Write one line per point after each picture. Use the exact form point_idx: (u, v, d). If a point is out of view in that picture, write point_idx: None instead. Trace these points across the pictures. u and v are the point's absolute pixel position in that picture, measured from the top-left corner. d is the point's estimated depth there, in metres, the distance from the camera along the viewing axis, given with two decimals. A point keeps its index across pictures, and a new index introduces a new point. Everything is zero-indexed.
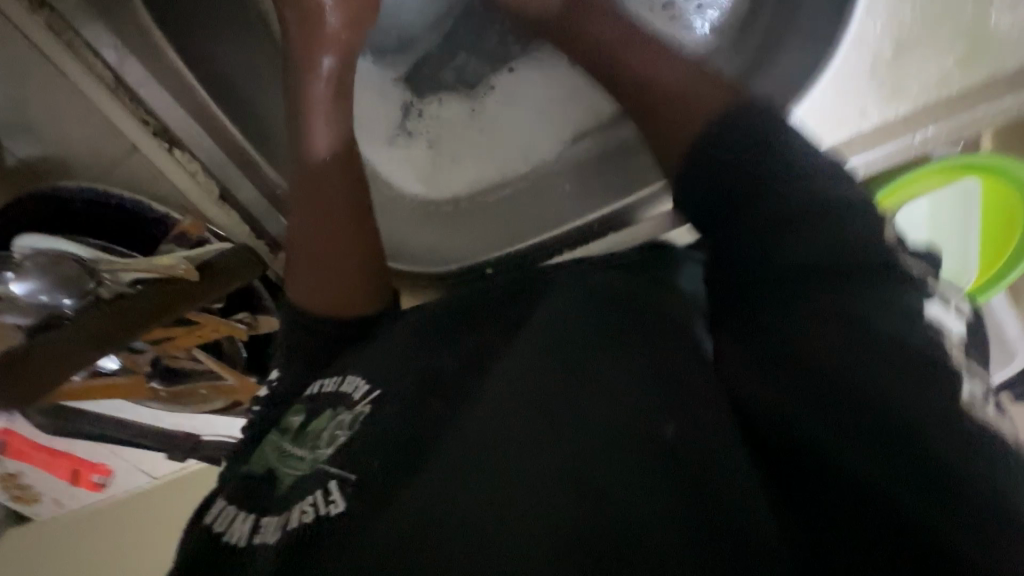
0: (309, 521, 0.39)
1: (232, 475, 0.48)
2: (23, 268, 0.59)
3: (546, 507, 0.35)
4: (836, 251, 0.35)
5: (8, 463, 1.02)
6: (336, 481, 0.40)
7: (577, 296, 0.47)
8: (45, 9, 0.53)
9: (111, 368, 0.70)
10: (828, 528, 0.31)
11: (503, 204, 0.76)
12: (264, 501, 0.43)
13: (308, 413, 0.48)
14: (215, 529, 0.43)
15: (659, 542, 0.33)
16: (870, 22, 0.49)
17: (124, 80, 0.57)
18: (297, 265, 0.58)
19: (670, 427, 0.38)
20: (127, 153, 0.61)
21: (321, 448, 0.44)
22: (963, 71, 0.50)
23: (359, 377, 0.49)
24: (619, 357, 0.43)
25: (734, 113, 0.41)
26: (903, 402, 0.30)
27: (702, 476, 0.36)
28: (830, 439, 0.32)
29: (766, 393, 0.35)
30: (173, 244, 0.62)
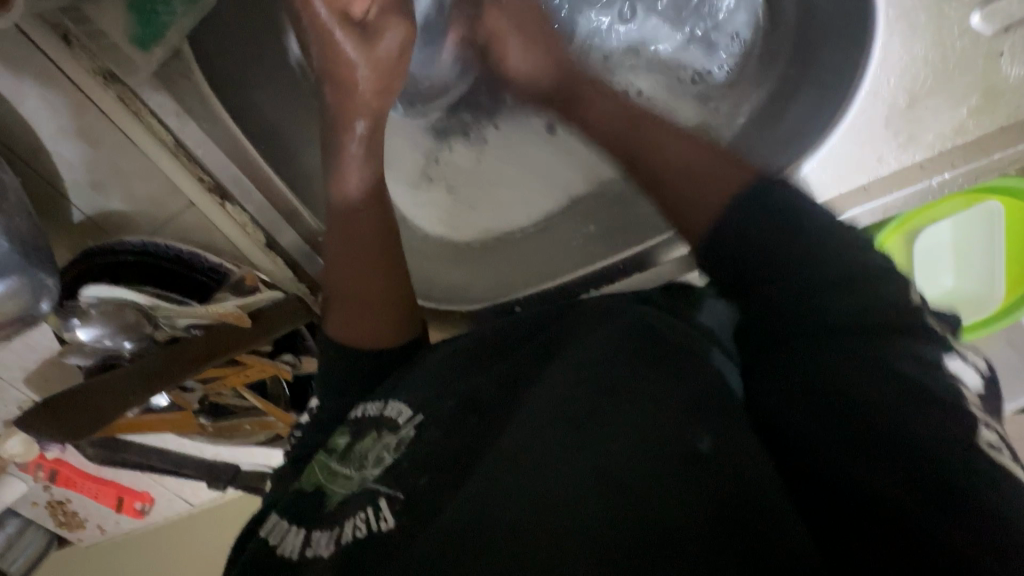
0: (360, 536, 0.43)
1: (283, 493, 0.52)
2: (89, 315, 0.64)
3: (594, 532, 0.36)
4: (858, 289, 0.38)
5: (56, 491, 1.07)
6: (386, 499, 0.44)
7: (612, 331, 0.48)
8: (116, 82, 0.58)
9: (162, 404, 0.75)
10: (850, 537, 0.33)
11: (525, 241, 0.80)
12: (315, 516, 0.47)
13: (354, 436, 0.53)
14: (270, 541, 0.47)
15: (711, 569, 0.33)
16: (885, 76, 0.51)
17: (183, 142, 0.61)
18: (335, 304, 0.62)
19: (705, 435, 0.39)
20: (184, 208, 0.66)
21: (369, 469, 0.49)
22: (978, 118, 0.52)
23: (402, 403, 0.53)
24: (645, 382, 0.44)
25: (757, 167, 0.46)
26: (916, 424, 0.33)
27: (730, 474, 0.37)
28: (843, 453, 0.35)
29: (791, 418, 0.38)
30: (225, 291, 0.66)
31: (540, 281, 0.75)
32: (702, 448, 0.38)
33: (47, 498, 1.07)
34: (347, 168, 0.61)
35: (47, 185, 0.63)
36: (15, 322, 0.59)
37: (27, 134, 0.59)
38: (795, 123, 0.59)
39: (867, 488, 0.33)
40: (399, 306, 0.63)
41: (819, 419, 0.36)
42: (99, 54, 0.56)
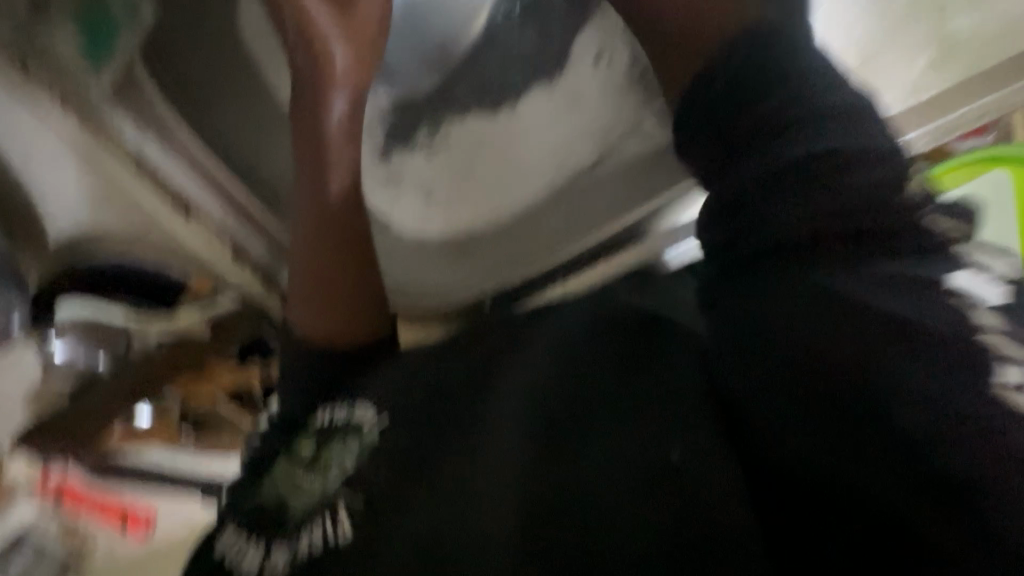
0: (322, 548, 0.43)
1: (244, 498, 0.50)
2: (62, 333, 0.65)
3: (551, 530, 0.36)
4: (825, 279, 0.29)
5: (66, 512, 1.10)
6: (346, 511, 0.44)
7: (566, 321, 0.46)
8: (71, 104, 0.58)
9: (147, 417, 0.78)
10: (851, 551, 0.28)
11: (500, 240, 0.78)
12: (276, 527, 0.47)
13: (317, 441, 0.49)
14: (234, 551, 0.47)
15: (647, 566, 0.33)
16: (830, 37, 0.49)
17: (143, 159, 0.62)
18: (300, 298, 0.56)
19: (675, 447, 0.35)
20: (151, 223, 0.67)
21: (329, 479, 0.46)
22: (947, 67, 0.48)
23: (369, 406, 0.48)
24: (604, 356, 0.42)
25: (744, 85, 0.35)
26: (931, 387, 0.26)
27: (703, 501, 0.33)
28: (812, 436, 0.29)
29: (767, 408, 0.31)
30: (188, 302, 0.69)
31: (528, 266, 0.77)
32: (675, 461, 0.35)
33: (57, 518, 1.10)
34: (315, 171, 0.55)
35: (23, 210, 0.66)
36: None
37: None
38: None
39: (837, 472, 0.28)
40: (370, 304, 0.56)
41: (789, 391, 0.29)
42: (52, 77, 0.57)
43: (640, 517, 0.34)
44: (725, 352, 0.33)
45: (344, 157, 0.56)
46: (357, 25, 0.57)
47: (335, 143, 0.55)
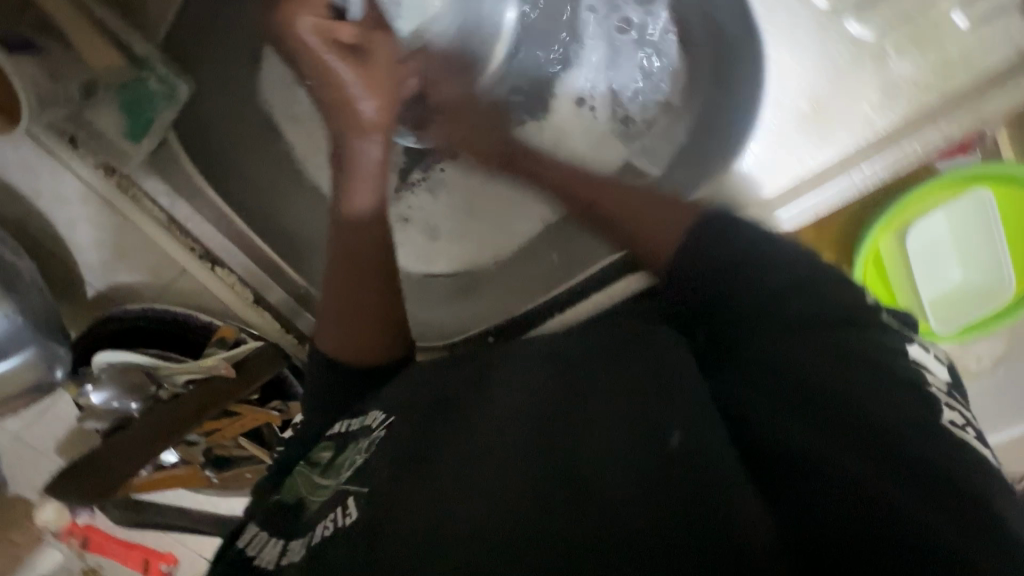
0: (328, 533, 0.42)
1: (265, 505, 0.54)
2: (100, 378, 0.71)
3: (531, 518, 0.37)
4: (833, 366, 0.41)
5: (90, 558, 1.12)
6: (353, 497, 0.44)
7: (563, 339, 0.54)
8: (115, 173, 0.66)
9: (172, 460, 0.81)
10: (851, 536, 0.34)
11: (500, 278, 0.84)
12: (293, 526, 0.48)
13: (334, 450, 0.53)
14: (250, 553, 0.47)
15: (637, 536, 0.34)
16: (784, 85, 0.56)
17: (176, 218, 0.68)
18: (327, 319, 0.61)
19: (676, 429, 0.39)
20: (181, 274, 0.74)
21: (343, 474, 0.49)
22: (890, 105, 0.54)
23: (380, 411, 0.53)
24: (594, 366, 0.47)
25: (706, 238, 0.52)
26: (867, 406, 0.39)
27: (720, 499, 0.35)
28: (861, 466, 0.37)
29: (798, 433, 0.38)
30: (214, 347, 0.73)
31: (525, 303, 0.79)
32: (677, 444, 0.38)
33: (82, 566, 1.12)
34: (341, 217, 0.61)
35: (68, 268, 0.72)
36: (32, 390, 0.66)
37: (49, 225, 0.69)
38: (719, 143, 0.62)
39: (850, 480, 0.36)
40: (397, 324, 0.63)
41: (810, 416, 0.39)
42: (99, 152, 0.64)
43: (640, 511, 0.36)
44: (774, 408, 0.40)
45: (359, 207, 0.61)
46: (366, 86, 0.62)
47: (354, 190, 0.61)
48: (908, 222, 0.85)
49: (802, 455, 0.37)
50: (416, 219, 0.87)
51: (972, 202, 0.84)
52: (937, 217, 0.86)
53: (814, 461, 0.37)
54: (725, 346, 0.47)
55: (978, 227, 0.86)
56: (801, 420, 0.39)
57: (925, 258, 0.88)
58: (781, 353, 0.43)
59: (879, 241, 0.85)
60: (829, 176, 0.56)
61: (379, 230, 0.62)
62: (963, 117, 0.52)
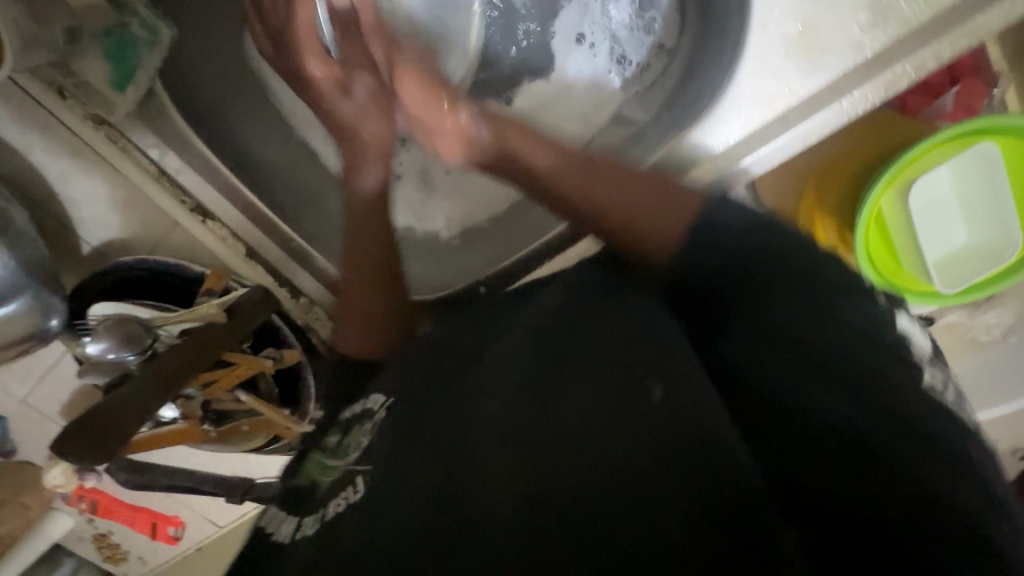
0: (341, 510, 0.45)
1: (282, 487, 0.56)
2: (96, 331, 0.71)
3: (532, 498, 0.37)
4: (827, 311, 0.41)
5: (98, 523, 1.14)
6: (361, 475, 0.47)
7: (555, 307, 0.52)
8: (104, 124, 0.66)
9: (170, 416, 0.82)
10: (824, 456, 0.36)
11: (491, 232, 0.84)
12: (304, 503, 0.51)
13: (338, 432, 0.56)
14: (270, 530, 0.51)
15: (645, 502, 0.35)
16: (768, 11, 0.55)
17: (167, 170, 0.69)
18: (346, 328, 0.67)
19: (657, 387, 0.40)
20: (174, 228, 0.75)
21: (350, 455, 0.51)
22: (874, 29, 0.54)
23: (381, 393, 0.55)
24: (594, 329, 0.47)
25: (712, 210, 0.48)
26: (881, 375, 0.38)
27: (721, 455, 0.35)
28: (836, 420, 0.37)
29: (789, 380, 0.39)
30: (205, 296, 0.74)
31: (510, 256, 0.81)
32: (658, 398, 0.39)
33: (92, 530, 1.14)
34: None
35: (61, 223, 0.73)
36: (28, 340, 0.67)
37: (40, 179, 0.70)
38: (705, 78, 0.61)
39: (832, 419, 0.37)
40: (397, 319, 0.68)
41: (825, 386, 0.38)
42: (87, 103, 0.65)
43: (656, 465, 0.36)
44: (765, 350, 0.41)
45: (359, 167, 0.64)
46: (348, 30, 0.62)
47: None
48: (912, 176, 0.82)
49: (787, 392, 0.39)
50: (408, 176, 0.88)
51: (982, 157, 0.81)
52: (942, 173, 0.83)
53: (788, 402, 0.38)
54: (704, 294, 0.45)
55: (985, 186, 0.83)
56: (779, 367, 0.40)
57: (930, 216, 0.84)
58: (757, 295, 0.43)
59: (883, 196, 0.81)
60: (817, 104, 0.55)
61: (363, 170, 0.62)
62: (956, 38, 0.52)
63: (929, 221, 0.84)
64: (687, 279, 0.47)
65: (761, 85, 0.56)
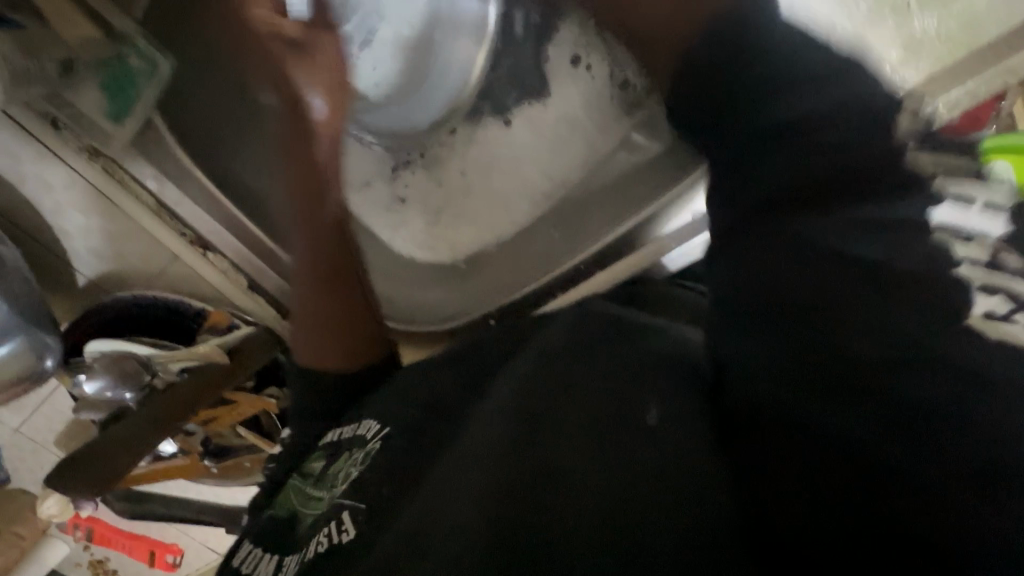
0: (323, 550, 0.40)
1: (259, 518, 0.52)
2: (92, 368, 0.68)
3: (451, 531, 0.29)
4: (868, 255, 0.27)
5: (96, 550, 1.12)
6: (348, 511, 0.41)
7: (562, 330, 0.43)
8: (99, 155, 0.63)
9: (170, 451, 0.80)
10: (811, 467, 0.24)
11: (501, 258, 0.80)
12: (287, 541, 0.46)
13: (328, 458, 0.50)
14: (245, 571, 0.47)
15: (580, 517, 0.27)
16: (804, 43, 0.51)
17: (164, 202, 0.66)
18: (304, 334, 0.58)
19: (653, 408, 0.32)
20: (172, 260, 0.72)
21: (338, 487, 0.45)
22: (913, 64, 0.51)
23: (372, 419, 0.49)
24: (607, 354, 0.38)
25: (812, 113, 0.35)
26: (894, 323, 0.25)
27: (697, 488, 0.26)
28: (836, 416, 0.24)
29: (785, 382, 0.26)
30: (208, 333, 0.72)
31: (519, 287, 0.76)
32: (654, 419, 0.31)
33: (89, 558, 1.12)
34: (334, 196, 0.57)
35: (56, 256, 0.71)
36: (23, 380, 0.64)
37: (35, 212, 0.67)
38: None
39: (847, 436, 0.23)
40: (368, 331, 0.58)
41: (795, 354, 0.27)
42: (80, 133, 0.62)
43: (649, 490, 0.27)
44: (765, 334, 0.29)
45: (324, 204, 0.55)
46: None
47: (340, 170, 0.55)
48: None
49: (777, 399, 0.26)
50: (412, 199, 0.85)
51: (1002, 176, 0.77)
52: None
53: (770, 399, 0.27)
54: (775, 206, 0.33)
55: None
56: (782, 370, 0.27)
57: None
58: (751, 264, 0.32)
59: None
60: None
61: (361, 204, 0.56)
62: (992, 76, 0.49)
63: None
64: (757, 205, 0.34)
65: None
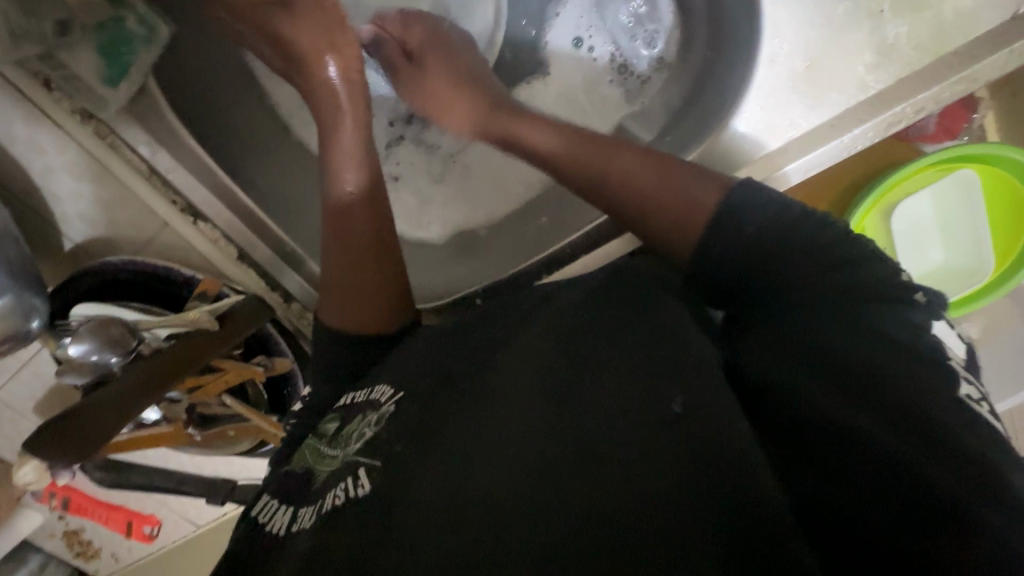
0: (340, 503, 0.42)
1: (274, 476, 0.52)
2: (79, 332, 0.68)
3: (500, 483, 0.37)
4: (832, 319, 0.40)
5: (71, 520, 1.11)
6: (365, 467, 0.43)
7: (572, 308, 0.50)
8: (93, 119, 0.64)
9: (153, 419, 0.81)
10: (820, 468, 0.36)
11: (497, 240, 0.84)
12: (304, 495, 0.47)
13: (343, 420, 0.52)
14: (262, 520, 0.47)
15: (643, 501, 0.34)
16: (780, 44, 0.55)
17: (157, 169, 0.67)
18: (326, 298, 0.61)
19: (678, 400, 0.39)
20: (161, 228, 0.72)
21: (351, 446, 0.47)
22: (882, 65, 0.54)
23: (387, 385, 0.52)
24: (610, 336, 0.45)
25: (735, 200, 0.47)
26: (906, 393, 0.35)
27: (747, 489, 0.34)
28: (858, 433, 0.35)
29: (817, 394, 0.38)
30: (196, 300, 0.72)
31: (512, 267, 0.79)
32: (678, 410, 0.38)
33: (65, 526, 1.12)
34: (347, 167, 0.62)
35: (43, 218, 0.70)
36: (9, 341, 0.64)
37: (22, 172, 0.66)
38: (711, 102, 0.62)
39: (846, 424, 0.36)
40: (386, 297, 0.61)
41: (802, 373, 0.39)
42: (75, 96, 0.62)
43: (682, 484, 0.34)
44: (792, 365, 0.40)
45: (351, 167, 0.62)
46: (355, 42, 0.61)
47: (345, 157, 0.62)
48: (898, 198, 0.84)
49: (808, 413, 0.38)
50: (405, 178, 0.88)
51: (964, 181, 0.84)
52: (926, 196, 0.85)
53: (792, 403, 0.39)
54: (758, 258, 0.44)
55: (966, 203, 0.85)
56: (817, 383, 0.38)
57: (915, 235, 0.86)
58: (772, 305, 0.44)
59: (868, 218, 0.83)
60: (822, 138, 0.55)
61: (376, 192, 0.62)
62: (954, 83, 0.53)
63: (917, 242, 0.86)
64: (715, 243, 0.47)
65: (772, 118, 0.57)
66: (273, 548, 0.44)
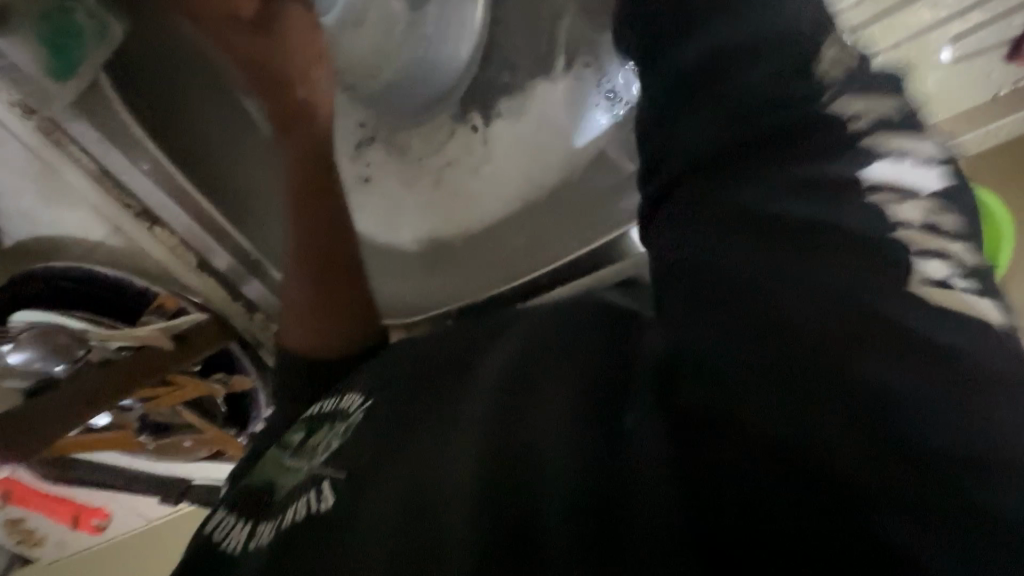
0: (300, 517, 0.41)
1: (235, 486, 0.49)
2: (19, 340, 0.63)
3: (462, 499, 0.33)
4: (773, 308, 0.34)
5: (12, 511, 1.02)
6: (329, 480, 0.42)
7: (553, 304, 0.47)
8: (35, 114, 0.57)
9: (104, 423, 0.74)
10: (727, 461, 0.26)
11: (472, 254, 0.82)
12: (265, 509, 0.44)
13: (308, 430, 0.49)
14: (218, 535, 0.44)
15: (563, 514, 0.29)
16: None
17: (110, 171, 0.63)
18: (288, 321, 0.59)
19: (631, 413, 0.31)
20: (113, 230, 0.67)
21: (316, 458, 0.46)
22: None
23: (357, 394, 0.50)
24: (565, 328, 0.41)
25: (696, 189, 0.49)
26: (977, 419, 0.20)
27: (626, 481, 0.28)
28: (838, 449, 0.21)
29: (759, 406, 0.24)
30: (151, 315, 0.70)
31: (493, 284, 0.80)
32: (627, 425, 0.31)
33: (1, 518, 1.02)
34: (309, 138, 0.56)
35: None
36: None
37: None
38: None
39: (838, 460, 0.21)
40: (351, 314, 0.58)
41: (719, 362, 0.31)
42: None
43: (576, 492, 0.29)
44: (710, 347, 0.32)
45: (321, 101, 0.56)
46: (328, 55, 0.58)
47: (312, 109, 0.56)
48: None
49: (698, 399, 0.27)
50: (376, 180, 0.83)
51: None
52: None
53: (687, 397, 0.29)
54: None
55: None
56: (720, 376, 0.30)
57: None
58: None
59: None
60: None
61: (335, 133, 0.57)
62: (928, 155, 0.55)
63: None
64: None
65: None
66: (226, 562, 0.42)
